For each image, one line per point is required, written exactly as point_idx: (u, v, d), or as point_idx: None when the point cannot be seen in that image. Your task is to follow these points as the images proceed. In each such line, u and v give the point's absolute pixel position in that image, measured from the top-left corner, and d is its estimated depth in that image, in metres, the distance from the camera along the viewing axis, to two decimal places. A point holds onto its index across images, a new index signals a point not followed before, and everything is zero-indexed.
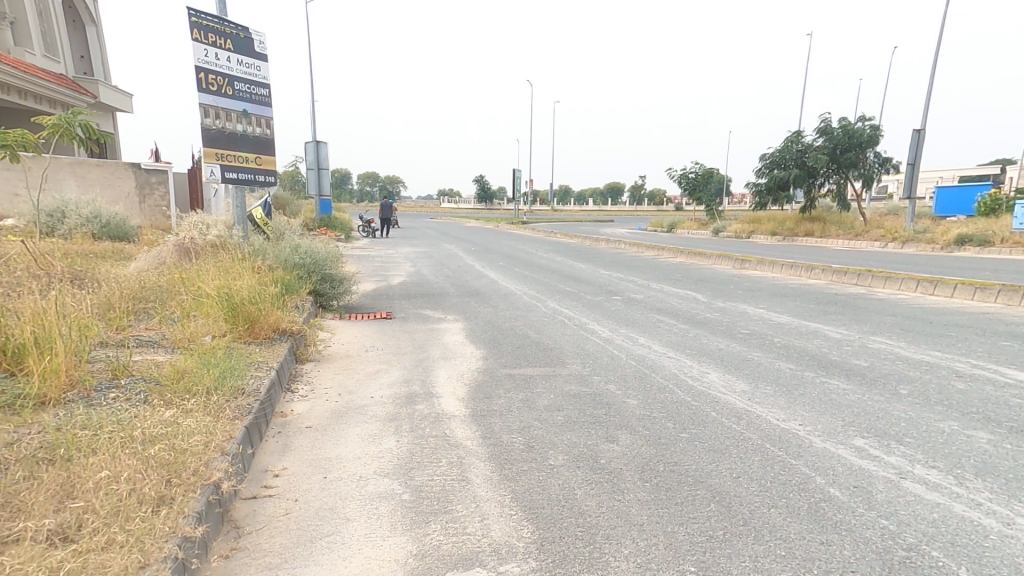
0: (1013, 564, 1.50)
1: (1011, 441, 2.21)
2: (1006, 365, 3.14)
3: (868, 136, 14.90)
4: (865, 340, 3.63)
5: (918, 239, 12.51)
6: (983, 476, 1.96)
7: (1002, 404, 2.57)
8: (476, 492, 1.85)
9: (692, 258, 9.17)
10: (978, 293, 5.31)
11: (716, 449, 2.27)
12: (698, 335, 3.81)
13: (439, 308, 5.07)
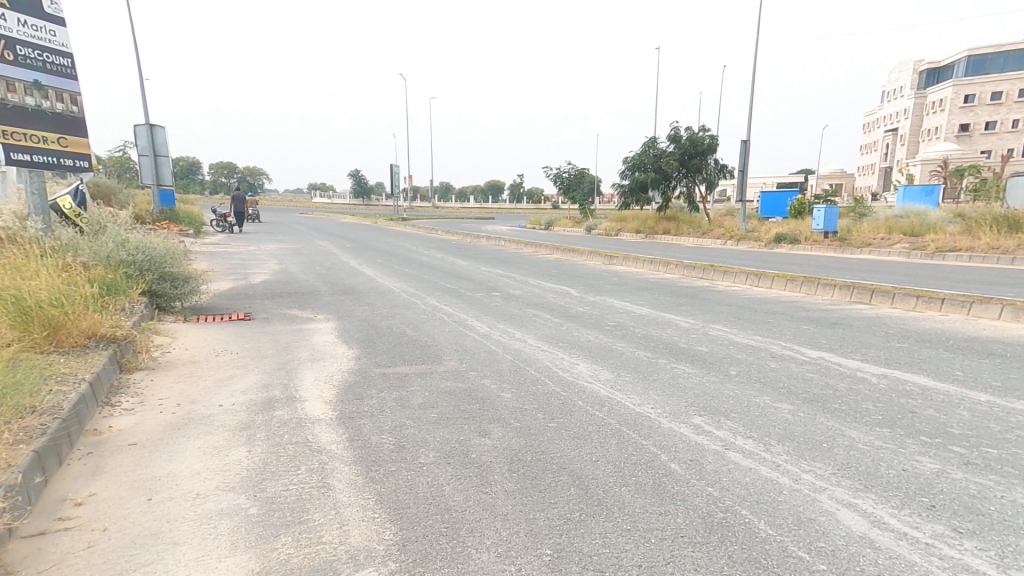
0: (796, 512, 1.84)
1: (805, 409, 2.67)
2: (806, 345, 3.77)
3: (708, 145, 16.80)
4: (707, 328, 4.10)
5: (749, 237, 14.43)
6: (784, 442, 2.35)
7: (802, 378, 3.10)
8: (338, 498, 1.79)
9: (567, 255, 9.67)
10: (789, 284, 6.30)
11: (578, 435, 2.44)
12: (569, 328, 4.04)
13: (307, 308, 4.79)
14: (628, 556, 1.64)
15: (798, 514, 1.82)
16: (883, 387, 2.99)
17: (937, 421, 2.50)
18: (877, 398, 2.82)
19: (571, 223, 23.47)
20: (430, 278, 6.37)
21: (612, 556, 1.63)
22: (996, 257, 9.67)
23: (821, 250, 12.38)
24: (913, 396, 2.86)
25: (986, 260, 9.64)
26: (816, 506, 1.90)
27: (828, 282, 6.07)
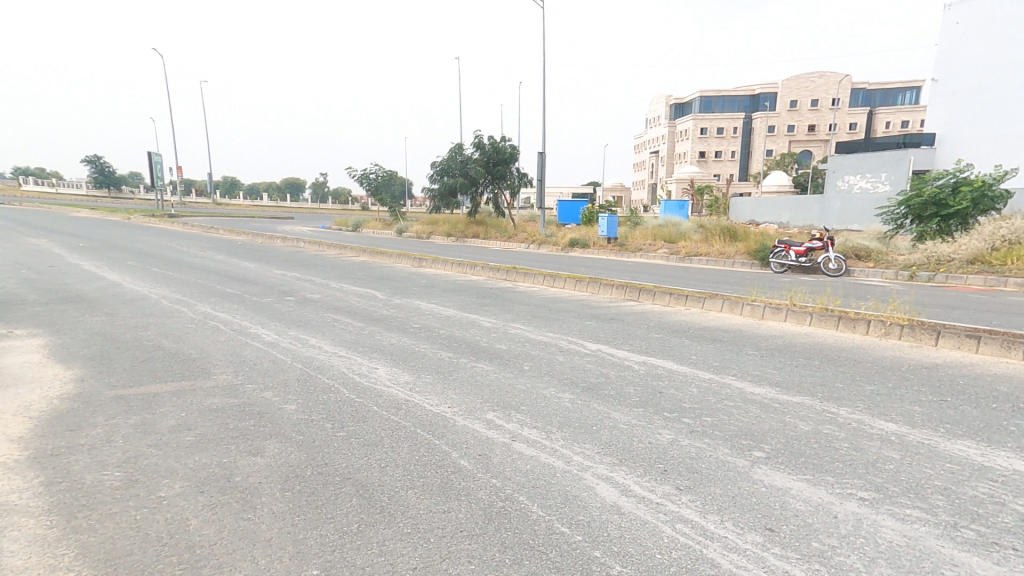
0: (564, 492, 2.19)
1: (581, 397, 3.21)
2: (586, 338, 4.36)
3: (509, 154, 18.13)
4: (507, 327, 4.33)
5: (548, 242, 15.86)
6: (561, 428, 2.76)
7: (580, 368, 3.68)
8: (5, 563, 1.42)
9: (374, 257, 9.41)
10: (578, 284, 7.15)
11: (369, 442, 2.31)
12: (370, 332, 3.89)
13: (6, 322, 3.76)
14: (404, 560, 1.59)
15: (566, 493, 2.17)
16: (641, 372, 3.88)
17: (675, 399, 3.52)
18: (637, 381, 3.68)
19: (380, 225, 23.04)
20: (206, 283, 5.57)
21: (386, 564, 1.57)
22: (722, 262, 12.06)
23: (604, 253, 14.24)
24: (663, 378, 3.86)
25: (718, 264, 12.01)
26: (582, 484, 2.32)
27: (608, 283, 7.11)
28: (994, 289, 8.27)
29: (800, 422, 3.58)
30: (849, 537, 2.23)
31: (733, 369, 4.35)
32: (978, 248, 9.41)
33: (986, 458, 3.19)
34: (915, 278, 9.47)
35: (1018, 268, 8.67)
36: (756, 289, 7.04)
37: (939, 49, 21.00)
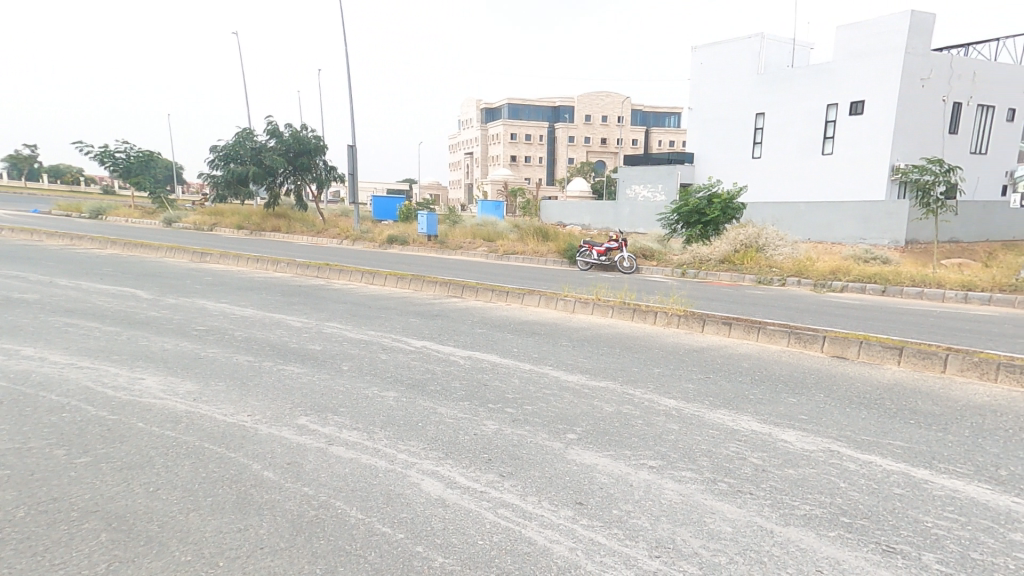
0: (387, 491, 2.29)
1: (406, 395, 3.27)
2: (410, 336, 4.42)
3: (313, 145, 18.10)
4: (321, 326, 4.37)
5: (364, 238, 15.95)
6: (385, 427, 2.85)
7: (404, 365, 3.73)
8: None
9: (155, 253, 8.87)
10: (399, 282, 7.12)
11: (128, 465, 2.27)
12: (135, 340, 3.80)
13: None
14: None
15: (389, 492, 2.27)
16: (467, 366, 3.96)
17: (499, 391, 3.69)
18: (462, 376, 3.76)
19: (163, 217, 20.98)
20: None
21: None
22: (538, 259, 13.19)
23: (424, 250, 14.49)
24: (487, 371, 3.98)
25: (534, 262, 13.08)
26: (406, 481, 2.46)
27: (431, 280, 7.09)
28: (736, 283, 10.41)
29: (605, 404, 4.10)
30: (642, 501, 2.93)
31: (550, 359, 4.67)
32: (726, 250, 11.82)
33: (736, 423, 4.29)
34: (684, 274, 11.48)
35: (751, 266, 11.08)
36: (567, 286, 7.74)
37: (697, 90, 29.29)
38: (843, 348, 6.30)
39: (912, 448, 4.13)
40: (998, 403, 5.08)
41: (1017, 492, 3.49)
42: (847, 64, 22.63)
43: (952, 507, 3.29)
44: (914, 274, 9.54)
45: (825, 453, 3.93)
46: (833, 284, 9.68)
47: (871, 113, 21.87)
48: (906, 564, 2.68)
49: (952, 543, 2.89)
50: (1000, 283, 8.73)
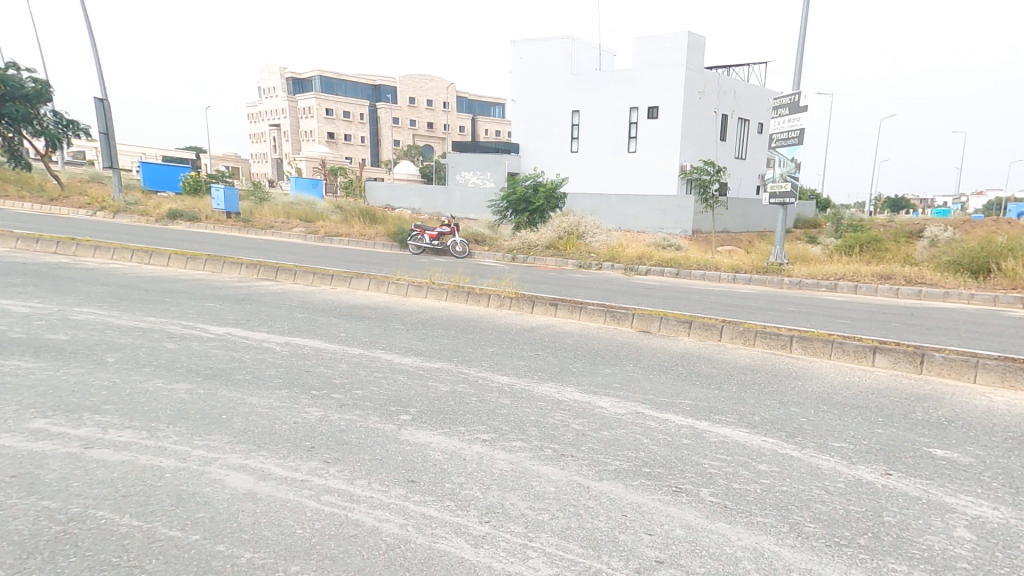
0: (176, 492, 2.22)
1: (205, 386, 3.20)
2: (208, 322, 4.44)
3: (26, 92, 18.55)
4: (71, 313, 4.43)
5: (132, 211, 15.81)
6: (173, 423, 2.76)
7: (199, 355, 3.68)
8: None
9: None
10: (193, 263, 7.17)
11: None
12: None
13: None
14: None
15: (178, 493, 2.21)
16: (285, 353, 3.89)
17: (325, 376, 3.60)
18: (278, 363, 3.69)
19: None
20: None
21: None
22: (364, 243, 13.08)
23: (226, 228, 14.80)
24: (310, 357, 3.90)
25: (360, 245, 12.99)
26: (207, 478, 2.37)
27: (233, 262, 7.17)
28: (560, 267, 11.33)
29: (439, 384, 4.14)
30: (474, 472, 3.03)
31: (382, 343, 4.56)
32: (551, 237, 12.76)
33: (560, 394, 4.68)
34: (515, 260, 12.12)
35: (573, 252, 12.16)
36: (400, 270, 7.64)
37: (518, 79, 30.50)
38: (648, 324, 7.27)
39: (696, 405, 4.98)
40: (755, 363, 6.43)
41: (765, 432, 4.47)
42: (642, 74, 26.16)
43: (722, 449, 4.07)
44: (699, 259, 11.41)
45: (632, 415, 4.52)
46: (638, 268, 11.08)
47: (663, 117, 25.62)
48: (688, 500, 3.25)
49: (720, 477, 3.59)
50: (756, 266, 10.93)
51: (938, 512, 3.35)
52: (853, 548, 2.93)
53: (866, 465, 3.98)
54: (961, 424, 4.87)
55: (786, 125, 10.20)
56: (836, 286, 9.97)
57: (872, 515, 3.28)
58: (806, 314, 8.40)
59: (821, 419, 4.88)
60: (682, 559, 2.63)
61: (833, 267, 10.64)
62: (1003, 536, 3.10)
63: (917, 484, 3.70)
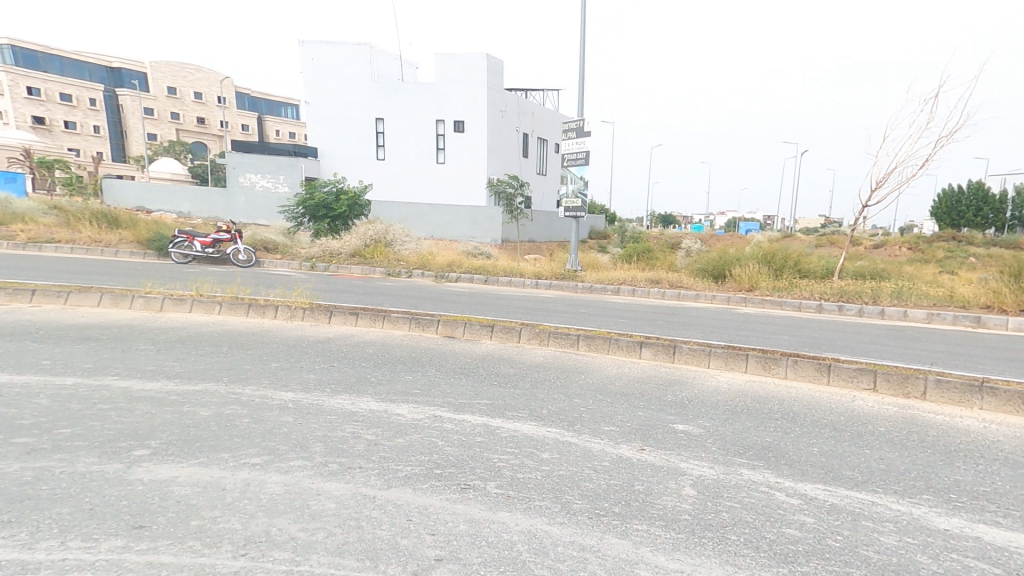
0: None
1: None
2: None
3: None
4: None
5: None
6: None
7: None
8: None
9: None
10: None
11: None
12: None
13: None
14: None
15: None
16: None
17: (12, 422, 3.44)
18: None
19: None
20: None
21: None
22: (99, 251, 12.44)
23: None
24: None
25: (98, 253, 12.32)
26: None
27: None
28: (366, 275, 11.24)
29: (199, 409, 3.92)
30: (234, 502, 2.92)
31: (116, 370, 4.48)
32: (356, 245, 12.74)
33: (355, 405, 4.65)
34: (315, 269, 11.69)
35: (380, 260, 12.24)
36: (157, 283, 7.58)
37: (308, 77, 28.63)
38: (452, 329, 7.58)
39: (492, 403, 5.39)
40: (547, 361, 7.17)
41: (550, 423, 5.05)
42: (449, 89, 27.84)
43: (511, 442, 4.49)
44: (506, 267, 12.29)
45: (429, 419, 4.71)
46: (449, 275, 11.47)
47: (469, 132, 27.81)
48: (474, 495, 3.54)
49: (507, 469, 3.98)
50: (555, 274, 12.18)
51: (675, 476, 4.16)
52: (608, 516, 3.48)
53: (626, 443, 4.75)
54: (695, 402, 6.10)
55: (574, 147, 11.54)
56: (618, 290, 11.60)
57: (626, 486, 3.94)
58: (593, 315, 9.63)
59: (595, 407, 5.69)
60: (460, 553, 2.87)
61: (616, 273, 12.39)
62: (716, 490, 3.98)
63: (663, 456, 4.53)
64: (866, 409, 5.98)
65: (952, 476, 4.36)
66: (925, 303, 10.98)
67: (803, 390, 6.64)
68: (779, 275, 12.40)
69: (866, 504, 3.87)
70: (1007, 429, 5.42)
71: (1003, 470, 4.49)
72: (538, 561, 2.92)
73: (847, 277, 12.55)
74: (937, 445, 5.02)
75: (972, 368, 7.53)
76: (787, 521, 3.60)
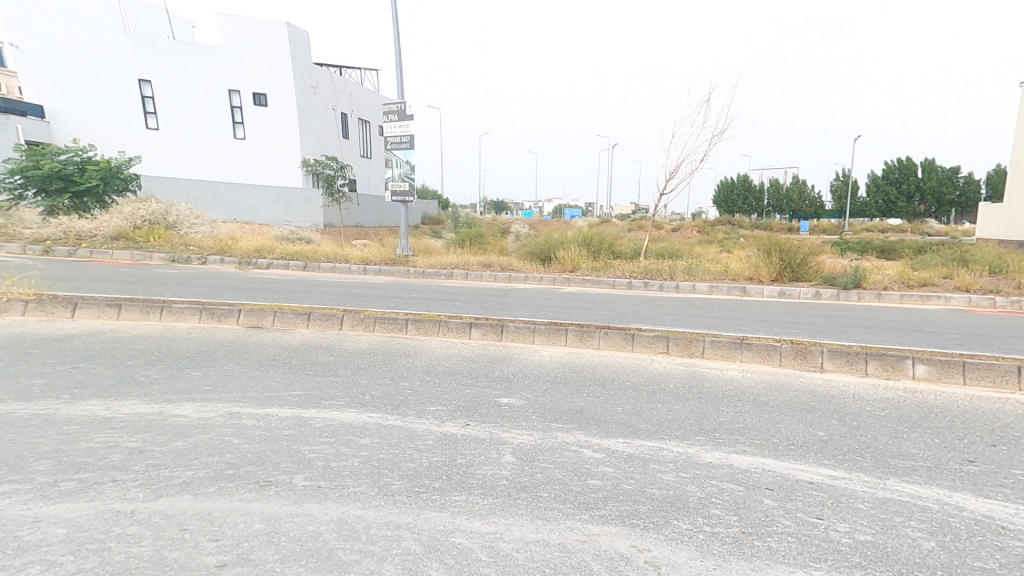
0: None
1: None
2: None
3: None
4: None
5: None
6: None
7: None
8: None
9: None
10: None
11: None
12: None
13: None
14: None
15: None
16: None
17: None
18: None
19: None
20: None
21: None
22: None
23: None
24: None
25: None
26: None
27: None
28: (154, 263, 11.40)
29: None
30: None
31: None
32: (117, 226, 13.77)
33: (108, 411, 4.14)
34: (52, 252, 11.95)
35: (155, 243, 13.46)
36: None
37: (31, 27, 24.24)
38: (260, 319, 7.19)
39: (307, 393, 5.04)
40: (371, 346, 6.93)
41: (372, 408, 4.84)
42: (244, 58, 25.29)
43: (326, 432, 4.24)
44: (328, 253, 12.61)
45: (224, 416, 4.30)
46: (257, 262, 11.77)
47: (273, 106, 25.68)
48: (276, 490, 3.33)
49: (319, 460, 3.76)
50: (384, 259, 12.35)
51: (496, 446, 4.17)
52: (427, 492, 3.44)
53: (451, 421, 4.68)
54: (520, 375, 6.26)
55: (398, 130, 11.99)
56: (451, 274, 11.86)
57: (449, 461, 3.89)
58: (424, 299, 9.65)
59: (422, 389, 5.54)
60: (251, 554, 2.71)
61: (449, 258, 12.68)
62: (533, 454, 4.06)
63: (486, 428, 4.52)
64: (660, 369, 6.67)
65: (719, 419, 4.92)
66: (708, 278, 13.10)
67: (612, 357, 7.23)
68: (597, 257, 13.76)
69: (657, 450, 4.21)
70: (757, 375, 6.40)
71: (753, 409, 5.19)
72: (347, 547, 2.85)
73: (650, 257, 14.44)
74: (709, 394, 5.72)
75: (739, 329, 9.18)
76: (592, 473, 3.79)
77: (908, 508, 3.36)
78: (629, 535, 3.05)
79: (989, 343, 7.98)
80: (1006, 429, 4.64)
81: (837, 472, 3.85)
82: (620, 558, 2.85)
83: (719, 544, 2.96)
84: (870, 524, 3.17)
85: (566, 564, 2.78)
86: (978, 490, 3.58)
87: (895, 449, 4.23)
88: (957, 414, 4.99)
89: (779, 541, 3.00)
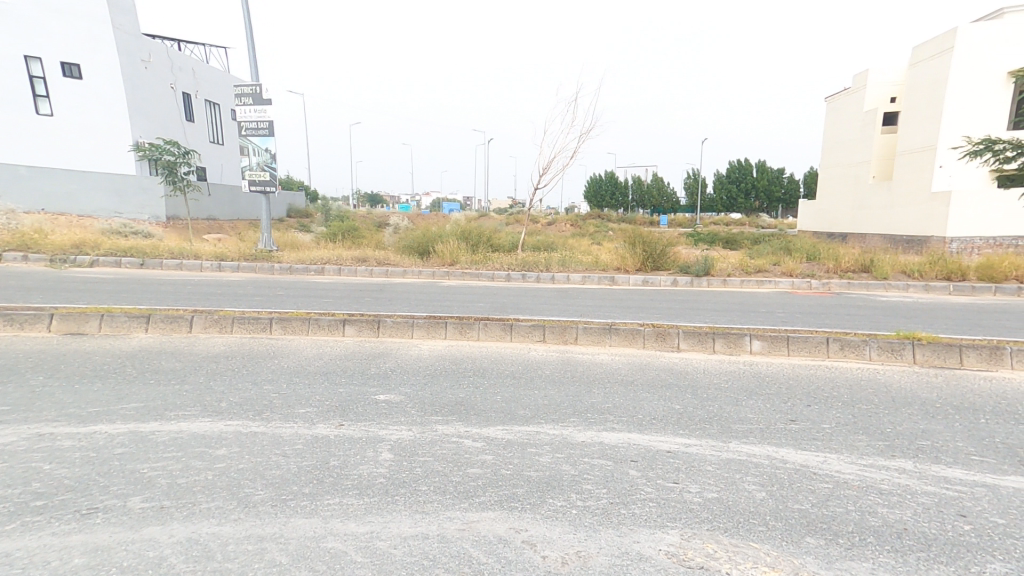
0: None
1: None
2: None
3: None
4: None
5: None
6: None
7: None
8: None
9: None
10: None
11: None
12: None
13: None
14: None
15: None
16: None
17: None
18: None
19: None
20: None
21: None
22: None
23: None
24: None
25: None
26: None
27: None
28: None
29: None
30: None
31: None
32: None
33: None
34: None
35: None
36: None
37: None
38: (78, 325, 6.39)
39: (145, 405, 4.49)
40: (229, 349, 6.37)
41: (230, 416, 4.45)
42: (44, 18, 21.31)
43: (171, 446, 3.82)
44: (175, 249, 11.35)
45: (30, 440, 3.71)
46: (77, 260, 10.30)
47: (87, 79, 22.22)
48: (102, 516, 2.95)
49: (162, 478, 3.39)
50: (244, 255, 11.47)
51: (372, 444, 4.06)
52: (296, 499, 3.26)
53: (323, 422, 4.46)
54: (397, 371, 6.16)
55: (252, 115, 11.20)
56: (322, 269, 11.31)
57: (320, 464, 3.71)
58: (294, 296, 9.10)
59: (290, 390, 5.22)
60: None
61: (320, 253, 12.06)
62: (412, 449, 4.03)
63: (361, 427, 4.38)
64: (537, 356, 6.97)
65: (591, 400, 5.28)
66: (580, 268, 13.95)
67: (490, 347, 7.38)
68: (476, 250, 13.95)
69: (534, 434, 4.40)
70: (623, 357, 6.96)
71: (620, 389, 5.65)
72: (198, 568, 2.61)
73: (528, 249, 14.99)
74: (580, 377, 6.10)
75: (608, 315, 9.95)
76: (471, 462, 3.86)
77: (745, 465, 3.88)
78: (508, 518, 3.17)
79: (806, 319, 9.48)
80: (820, 391, 5.57)
81: (690, 439, 4.32)
82: (499, 541, 2.95)
83: (590, 517, 3.19)
84: (714, 482, 3.61)
85: (444, 554, 2.82)
86: (798, 443, 4.25)
87: (735, 416, 4.85)
88: (782, 382, 5.88)
89: (642, 507, 3.30)
